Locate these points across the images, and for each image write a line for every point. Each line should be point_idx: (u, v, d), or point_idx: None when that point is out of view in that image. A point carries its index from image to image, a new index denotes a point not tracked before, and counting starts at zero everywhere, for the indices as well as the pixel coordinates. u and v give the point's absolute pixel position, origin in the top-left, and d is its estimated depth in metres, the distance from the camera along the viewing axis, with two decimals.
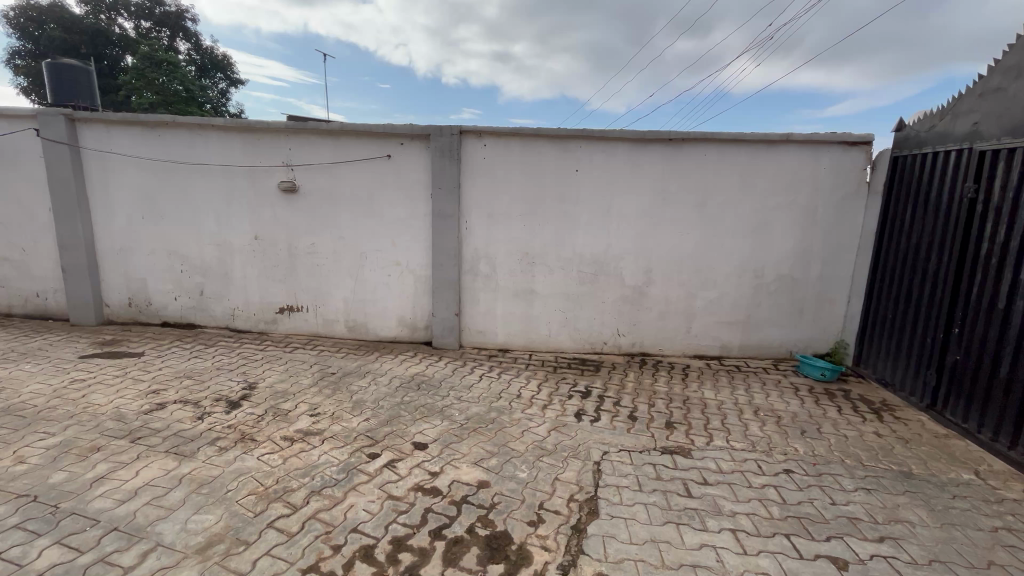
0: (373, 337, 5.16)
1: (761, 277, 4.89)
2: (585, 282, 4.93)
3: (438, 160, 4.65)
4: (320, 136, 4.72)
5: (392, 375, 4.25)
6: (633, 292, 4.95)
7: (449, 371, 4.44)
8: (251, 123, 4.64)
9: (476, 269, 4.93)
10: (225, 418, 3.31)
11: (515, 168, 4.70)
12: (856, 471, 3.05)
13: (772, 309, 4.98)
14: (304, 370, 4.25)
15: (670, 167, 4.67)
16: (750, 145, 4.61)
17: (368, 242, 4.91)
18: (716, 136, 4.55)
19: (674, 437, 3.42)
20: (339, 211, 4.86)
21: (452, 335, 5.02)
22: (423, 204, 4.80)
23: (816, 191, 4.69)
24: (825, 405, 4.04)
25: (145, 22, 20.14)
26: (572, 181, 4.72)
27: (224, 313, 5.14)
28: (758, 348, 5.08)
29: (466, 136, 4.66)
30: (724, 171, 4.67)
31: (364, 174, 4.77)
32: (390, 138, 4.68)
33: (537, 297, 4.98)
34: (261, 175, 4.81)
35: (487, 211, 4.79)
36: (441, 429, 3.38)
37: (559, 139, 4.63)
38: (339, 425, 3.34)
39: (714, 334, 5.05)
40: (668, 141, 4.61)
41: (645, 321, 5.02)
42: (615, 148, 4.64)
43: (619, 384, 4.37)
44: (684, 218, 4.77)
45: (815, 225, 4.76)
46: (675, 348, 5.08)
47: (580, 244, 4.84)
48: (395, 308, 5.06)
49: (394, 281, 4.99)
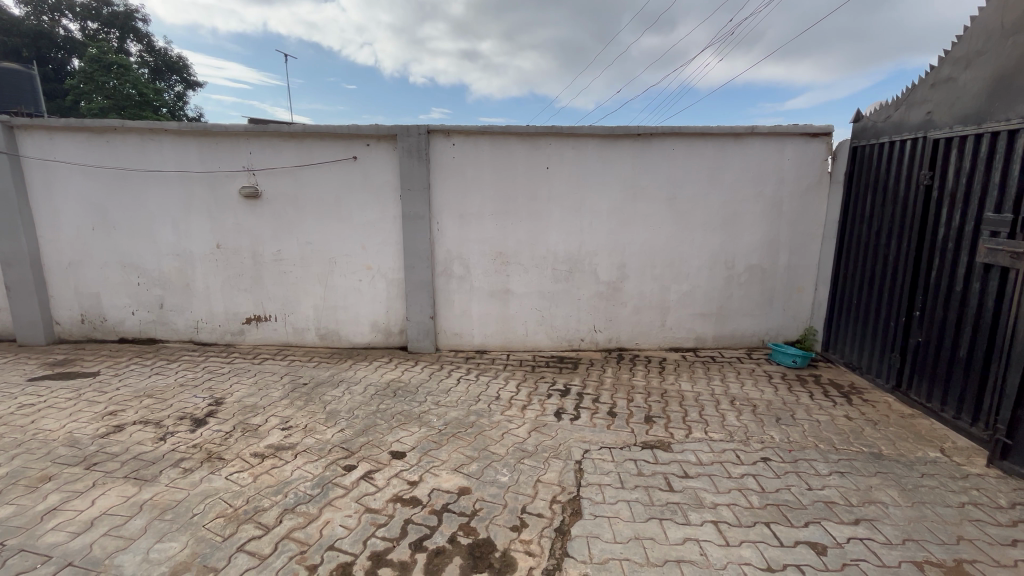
0: (347, 344, 5.01)
1: (732, 267, 4.97)
2: (560, 280, 4.91)
3: (407, 161, 4.55)
4: (282, 138, 4.56)
5: (366, 383, 4.13)
6: (608, 289, 4.96)
7: (426, 376, 4.35)
8: (207, 127, 4.43)
9: (450, 269, 4.84)
10: (190, 437, 3.15)
11: (485, 167, 4.64)
12: (830, 455, 3.12)
13: (744, 300, 5.07)
14: (275, 382, 4.10)
15: (640, 162, 4.69)
16: (718, 138, 4.68)
17: (337, 247, 4.78)
18: (683, 131, 4.60)
19: (654, 432, 3.43)
20: (305, 216, 4.70)
21: (428, 339, 4.93)
22: (393, 205, 4.68)
23: (781, 182, 4.79)
24: (798, 391, 4.14)
25: (91, 23, 19.29)
26: (543, 179, 4.69)
27: (186, 326, 4.91)
28: (732, 338, 5.16)
29: (434, 135, 4.57)
30: (693, 165, 4.72)
31: (330, 177, 4.63)
32: (355, 139, 4.55)
33: (512, 297, 4.93)
34: (220, 181, 4.61)
35: (458, 211, 4.72)
36: (419, 436, 3.30)
37: (528, 136, 4.60)
38: (313, 437, 3.22)
39: (688, 326, 5.11)
40: (637, 137, 4.62)
41: (620, 316, 5.04)
42: (585, 144, 4.64)
43: (598, 380, 4.35)
44: (655, 213, 4.80)
45: (782, 216, 4.87)
46: (651, 342, 5.12)
47: (554, 241, 4.82)
48: (369, 313, 4.93)
49: (365, 285, 4.87)
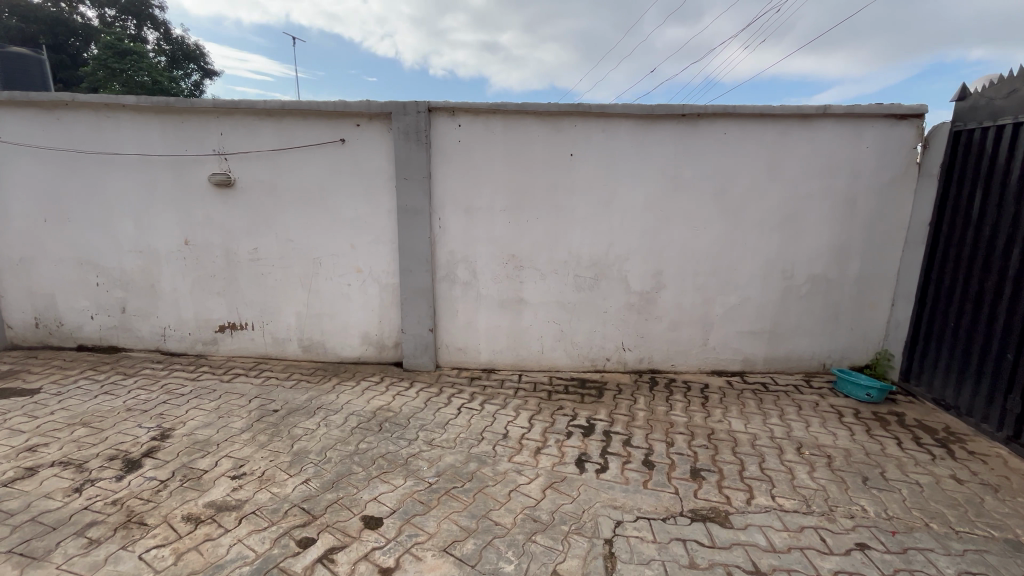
0: (333, 358, 4.33)
1: (790, 278, 4.14)
2: (582, 289, 4.14)
3: (403, 145, 3.82)
4: (258, 117, 3.87)
5: (348, 412, 3.44)
6: (640, 299, 4.17)
7: (421, 403, 3.64)
8: (170, 102, 3.76)
9: (453, 274, 4.12)
10: (112, 489, 2.48)
11: (497, 153, 3.89)
12: (950, 543, 2.31)
13: (803, 316, 4.23)
14: (240, 408, 3.42)
15: (683, 148, 3.88)
16: (780, 121, 3.84)
17: (323, 246, 4.09)
18: (738, 110, 3.76)
19: (705, 494, 2.66)
20: (285, 210, 4.02)
21: (426, 355, 4.21)
22: (386, 197, 3.96)
23: (855, 174, 3.93)
24: (881, 437, 3.31)
25: (109, 11, 19.08)
26: (566, 168, 3.92)
27: (152, 333, 4.28)
28: (787, 361, 4.33)
29: (436, 114, 3.82)
30: (748, 152, 3.89)
31: (314, 163, 3.93)
32: (343, 118, 3.85)
33: (526, 308, 4.18)
34: (187, 166, 3.94)
35: (465, 206, 3.98)
36: (403, 493, 2.58)
37: (549, 117, 3.83)
38: (267, 492, 2.53)
39: (735, 345, 4.30)
40: (681, 117, 3.81)
41: (654, 333, 4.25)
42: (617, 127, 3.85)
43: (627, 414, 3.58)
44: (699, 211, 4.00)
45: (855, 216, 4.02)
46: (690, 363, 4.32)
47: (577, 243, 4.05)
48: (359, 323, 4.24)
49: (355, 290, 4.17)
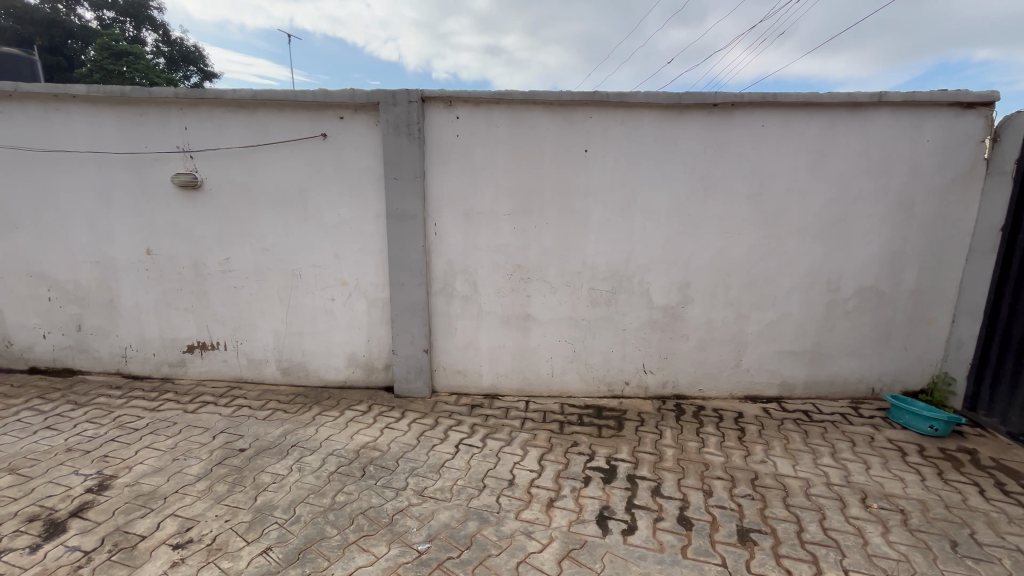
0: (316, 382, 3.83)
1: (836, 290, 3.62)
2: (598, 304, 3.64)
3: (393, 141, 3.33)
4: (228, 109, 3.39)
5: (327, 452, 2.94)
6: (663, 316, 3.66)
7: (413, 439, 3.13)
8: (127, 92, 3.29)
9: (451, 287, 3.62)
10: (21, 565, 1.99)
11: (501, 149, 3.40)
12: None
13: (849, 334, 3.71)
14: (201, 446, 2.93)
15: (714, 143, 3.37)
16: (826, 111, 3.34)
17: (303, 256, 3.60)
18: (779, 99, 3.26)
19: (761, 567, 2.14)
20: (260, 215, 3.54)
21: (420, 379, 3.70)
22: (375, 200, 3.47)
23: (912, 172, 3.42)
24: (959, 484, 2.78)
25: (108, 13, 18.78)
26: (580, 166, 3.42)
27: (113, 354, 3.81)
28: (831, 385, 3.81)
29: (430, 105, 3.33)
30: (789, 148, 3.38)
31: (292, 161, 3.45)
32: (325, 110, 3.36)
33: (534, 325, 3.68)
34: (148, 166, 3.47)
35: (464, 210, 3.49)
36: (385, 568, 2.07)
37: (560, 108, 3.34)
38: (215, 569, 2.02)
39: (771, 368, 3.78)
40: (712, 108, 3.31)
41: (679, 353, 3.74)
42: (638, 119, 3.35)
43: (653, 453, 3.07)
44: (733, 214, 3.49)
45: (911, 220, 3.50)
46: (719, 388, 3.80)
47: (593, 251, 3.55)
48: (345, 342, 3.75)
49: (340, 306, 3.68)
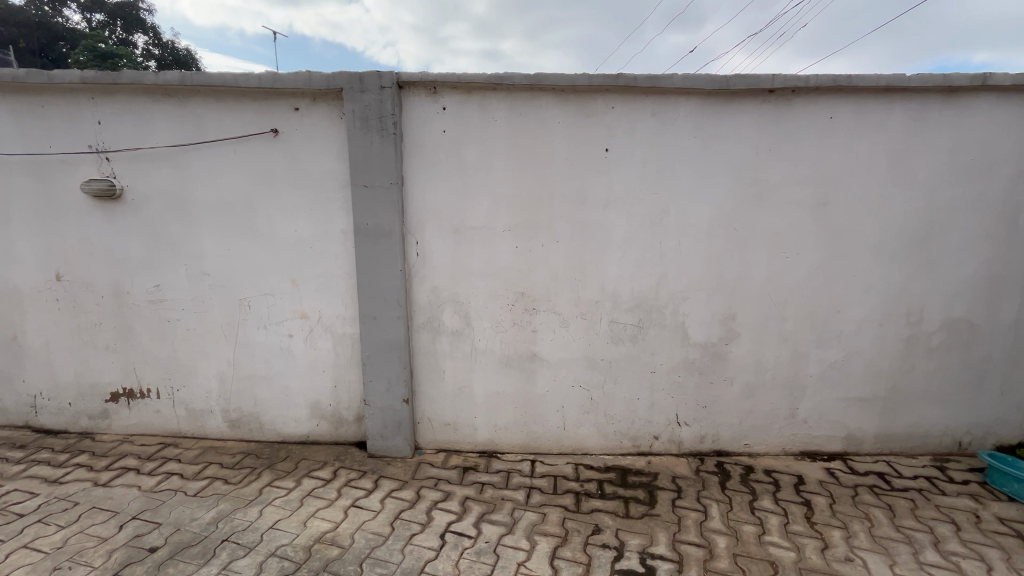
0: (271, 437, 3.10)
1: (917, 323, 2.90)
2: (621, 341, 2.91)
3: (362, 138, 2.62)
4: (152, 98, 2.67)
5: (267, 551, 2.19)
6: (702, 355, 2.95)
7: (384, 525, 2.39)
8: (21, 77, 2.59)
9: (438, 321, 2.90)
10: None
11: (499, 148, 2.68)
12: None
13: (933, 376, 2.98)
14: (97, 545, 2.19)
15: (770, 139, 2.66)
16: (911, 100, 2.63)
17: (252, 283, 2.88)
18: (854, 83, 2.56)
19: None
20: (197, 232, 2.81)
21: (399, 434, 2.96)
22: (340, 213, 2.76)
23: (1017, 175, 2.71)
24: None
25: (96, 14, 18.13)
26: (599, 170, 2.70)
27: (19, 403, 3.08)
28: (908, 439, 3.07)
29: (409, 93, 2.63)
30: (864, 146, 2.67)
31: (235, 164, 2.73)
32: (275, 100, 2.65)
33: (540, 368, 2.95)
34: (54, 170, 2.76)
35: (453, 224, 2.77)
36: None
37: (574, 95, 2.63)
38: None
39: (835, 418, 3.04)
40: (768, 95, 2.60)
41: (721, 401, 3.01)
42: (673, 110, 2.65)
43: (701, 545, 2.33)
44: (791, 229, 2.77)
45: (1014, 234, 2.79)
46: (771, 443, 3.07)
47: (615, 276, 2.83)
48: (306, 389, 3.02)
49: (299, 344, 2.95)
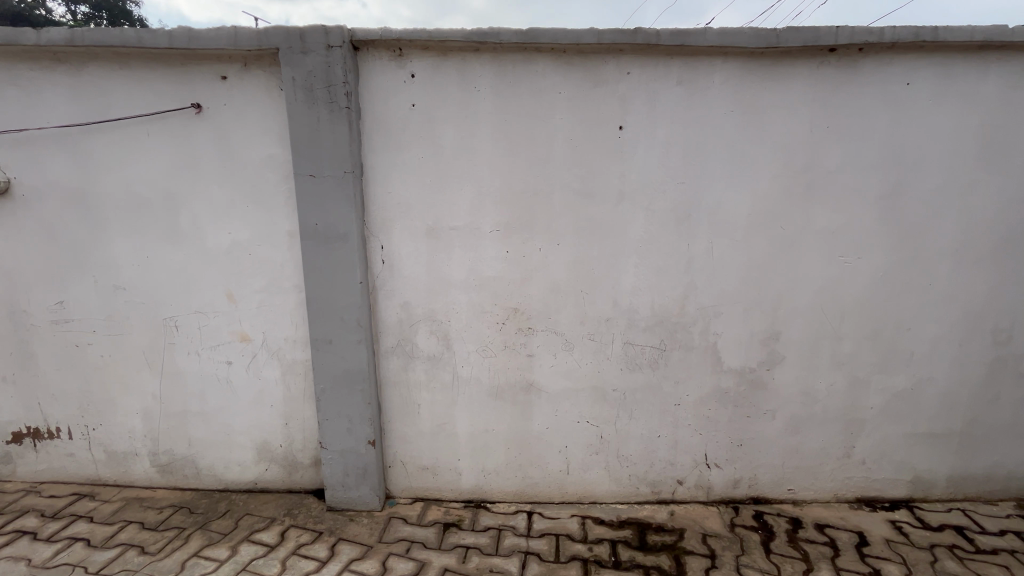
0: (210, 485, 2.54)
1: (1004, 342, 2.34)
2: (637, 367, 2.35)
3: (307, 113, 2.04)
4: (39, 66, 2.10)
5: None
6: (736, 383, 2.38)
7: None
8: None
9: (410, 344, 2.33)
10: None
11: (483, 127, 2.11)
12: None
13: (1020, 407, 2.42)
14: None
15: (828, 112, 2.09)
16: (1009, 61, 2.06)
17: (178, 299, 2.31)
18: (938, 38, 1.98)
19: None
20: (105, 235, 2.24)
21: (363, 483, 2.40)
22: (284, 210, 2.18)
23: None
24: None
25: None
26: (611, 154, 2.13)
27: None
28: (987, 482, 2.51)
29: (367, 56, 2.05)
30: (946, 121, 2.10)
31: (149, 150, 2.16)
32: (195, 66, 2.07)
33: (538, 400, 2.39)
34: None
35: (427, 225, 2.20)
36: None
37: (578, 58, 2.06)
38: None
39: (898, 458, 2.48)
40: (827, 55, 2.03)
41: (759, 438, 2.46)
42: (705, 76, 2.07)
43: None
44: (852, 227, 2.20)
45: None
46: (820, 489, 2.51)
47: (631, 287, 2.26)
48: (250, 427, 2.46)
49: (239, 373, 2.39)
